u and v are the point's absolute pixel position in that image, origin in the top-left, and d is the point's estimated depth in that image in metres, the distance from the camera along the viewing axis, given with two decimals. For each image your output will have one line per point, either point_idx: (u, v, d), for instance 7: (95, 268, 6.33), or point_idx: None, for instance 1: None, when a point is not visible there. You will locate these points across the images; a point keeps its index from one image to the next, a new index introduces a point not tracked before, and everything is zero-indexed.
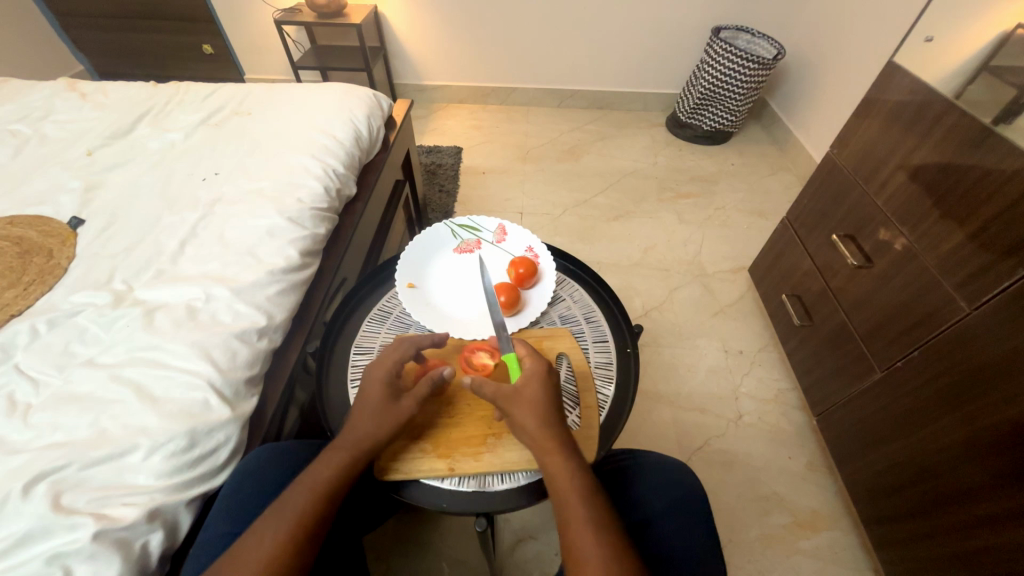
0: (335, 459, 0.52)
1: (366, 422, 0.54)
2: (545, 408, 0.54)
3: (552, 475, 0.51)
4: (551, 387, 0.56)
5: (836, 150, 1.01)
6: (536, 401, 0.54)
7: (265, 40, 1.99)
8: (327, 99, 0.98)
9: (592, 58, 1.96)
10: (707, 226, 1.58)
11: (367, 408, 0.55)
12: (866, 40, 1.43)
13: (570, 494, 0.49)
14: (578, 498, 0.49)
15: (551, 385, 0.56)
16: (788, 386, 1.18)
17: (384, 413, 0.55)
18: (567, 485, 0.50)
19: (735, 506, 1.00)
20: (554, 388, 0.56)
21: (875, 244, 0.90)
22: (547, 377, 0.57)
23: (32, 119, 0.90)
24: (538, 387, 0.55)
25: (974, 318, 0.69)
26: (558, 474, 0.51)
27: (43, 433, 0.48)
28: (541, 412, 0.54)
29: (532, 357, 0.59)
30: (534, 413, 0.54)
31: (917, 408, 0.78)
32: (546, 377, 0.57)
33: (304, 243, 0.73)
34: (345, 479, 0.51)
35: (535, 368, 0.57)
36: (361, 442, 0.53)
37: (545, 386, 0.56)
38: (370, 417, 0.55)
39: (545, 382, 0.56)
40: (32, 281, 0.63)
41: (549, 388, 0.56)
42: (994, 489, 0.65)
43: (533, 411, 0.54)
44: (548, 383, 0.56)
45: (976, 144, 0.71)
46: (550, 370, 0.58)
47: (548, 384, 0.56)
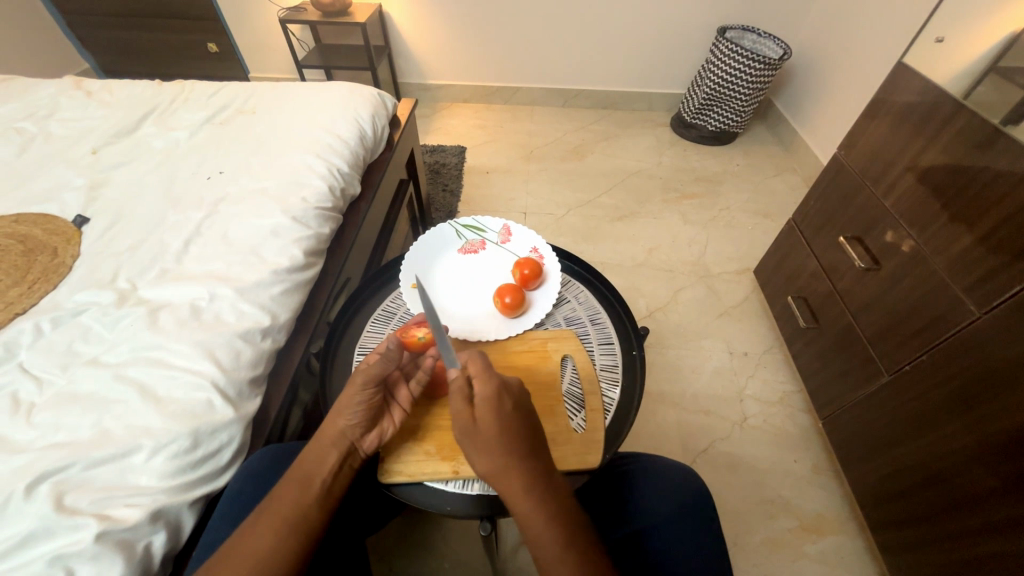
0: (317, 448, 0.53)
1: (342, 410, 0.54)
2: (498, 439, 0.49)
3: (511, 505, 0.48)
4: (504, 415, 0.50)
5: (843, 151, 1.00)
6: (487, 436, 0.49)
7: (270, 39, 1.99)
8: (332, 97, 0.97)
9: (596, 58, 1.95)
10: (712, 227, 1.57)
11: (342, 395, 0.55)
12: (873, 40, 1.42)
13: (535, 534, 0.46)
14: (544, 536, 0.46)
15: (502, 411, 0.50)
16: (793, 388, 1.18)
17: (351, 398, 0.54)
18: (532, 523, 0.47)
19: (739, 509, 0.99)
20: (508, 413, 0.50)
21: (882, 246, 0.89)
22: (497, 403, 0.51)
23: (37, 117, 0.90)
24: (488, 418, 0.50)
25: (983, 323, 0.68)
26: (516, 503, 0.47)
27: (46, 433, 0.48)
28: (494, 446, 0.49)
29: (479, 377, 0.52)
30: (486, 450, 0.49)
31: (926, 412, 0.77)
32: (496, 402, 0.51)
33: (308, 242, 0.73)
34: (331, 467, 0.52)
35: (483, 394, 0.51)
36: (338, 431, 0.53)
37: (495, 416, 0.50)
38: (344, 403, 0.54)
39: (495, 412, 0.50)
40: (37, 279, 0.63)
41: (501, 416, 0.50)
42: (1003, 496, 0.64)
43: (483, 442, 0.49)
44: (498, 409, 0.50)
45: (987, 146, 0.70)
46: (501, 391, 0.52)
47: (498, 411, 0.50)
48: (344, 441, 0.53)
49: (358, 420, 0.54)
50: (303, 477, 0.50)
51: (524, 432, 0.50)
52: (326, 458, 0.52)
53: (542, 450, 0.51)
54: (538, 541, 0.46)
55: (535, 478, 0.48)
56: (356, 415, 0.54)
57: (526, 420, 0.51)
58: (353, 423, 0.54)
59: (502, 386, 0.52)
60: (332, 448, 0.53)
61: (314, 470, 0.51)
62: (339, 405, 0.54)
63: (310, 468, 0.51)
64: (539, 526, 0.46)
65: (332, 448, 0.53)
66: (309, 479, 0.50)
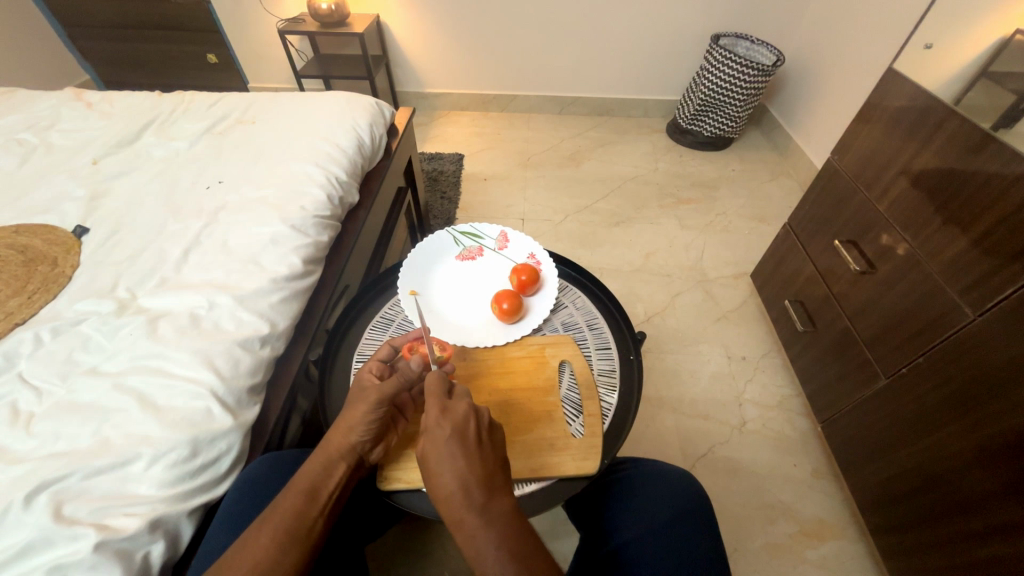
0: (324, 458, 0.53)
1: (351, 426, 0.54)
2: (438, 467, 0.49)
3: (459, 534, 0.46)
4: (443, 442, 0.50)
5: (837, 156, 1.02)
6: (430, 464, 0.50)
7: (269, 49, 2.01)
8: (331, 107, 0.98)
9: (592, 66, 1.98)
10: (708, 232, 1.58)
11: (351, 410, 0.55)
12: (864, 47, 1.44)
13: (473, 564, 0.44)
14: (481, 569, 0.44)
15: (442, 438, 0.50)
16: (792, 392, 1.18)
17: (360, 415, 0.54)
18: (471, 553, 0.45)
19: (739, 515, 0.99)
20: (448, 438, 0.50)
21: (876, 249, 0.90)
22: (437, 431, 0.51)
23: (38, 128, 0.91)
24: (429, 446, 0.51)
25: (979, 325, 0.69)
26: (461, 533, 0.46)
27: (44, 442, 0.48)
28: (435, 474, 0.49)
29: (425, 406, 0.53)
30: (431, 478, 0.50)
31: (925, 414, 0.77)
32: (438, 430, 0.51)
33: (307, 250, 0.73)
34: (338, 477, 0.52)
35: (429, 422, 0.52)
36: (348, 445, 0.54)
37: (434, 446, 0.50)
38: (355, 419, 0.54)
39: (435, 438, 0.51)
40: (36, 289, 0.63)
41: (439, 444, 0.50)
42: (1003, 498, 0.65)
43: (430, 473, 0.50)
44: (440, 436, 0.51)
45: (977, 151, 0.71)
46: (442, 417, 0.52)
47: (438, 439, 0.50)
48: (352, 455, 0.54)
49: (368, 434, 0.55)
50: (309, 487, 0.50)
51: (464, 458, 0.49)
52: (333, 471, 0.52)
53: (491, 476, 0.49)
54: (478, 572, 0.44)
55: (472, 506, 0.47)
56: (366, 431, 0.55)
57: (471, 448, 0.50)
58: (364, 438, 0.55)
59: (446, 410, 0.52)
60: (340, 460, 0.53)
61: (320, 480, 0.51)
62: (347, 420, 0.55)
63: (316, 479, 0.51)
64: (477, 557, 0.44)
65: (340, 461, 0.53)
66: (315, 491, 0.50)
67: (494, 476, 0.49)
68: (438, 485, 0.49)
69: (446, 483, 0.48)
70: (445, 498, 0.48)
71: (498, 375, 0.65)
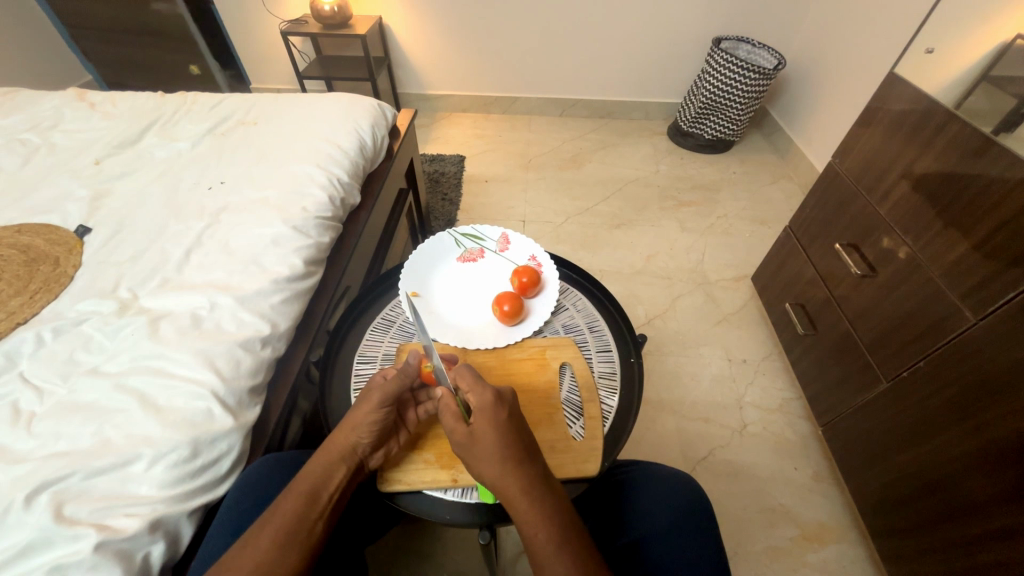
0: (325, 460, 0.53)
1: (355, 427, 0.54)
2: (496, 448, 0.50)
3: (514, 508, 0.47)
4: (502, 422, 0.51)
5: (838, 160, 1.02)
6: (485, 445, 0.50)
7: (271, 50, 2.02)
8: (334, 109, 0.99)
9: (594, 69, 1.98)
10: (709, 234, 1.58)
11: (356, 410, 0.55)
12: (865, 50, 1.45)
13: (533, 536, 0.46)
14: (544, 541, 0.45)
15: (497, 419, 0.51)
16: (792, 395, 1.18)
17: (363, 416, 0.54)
18: (528, 525, 0.46)
19: (740, 518, 0.99)
20: (504, 419, 0.52)
21: (878, 253, 0.90)
22: (494, 412, 0.52)
23: (41, 129, 0.91)
24: (483, 426, 0.51)
25: (979, 328, 0.69)
26: (519, 507, 0.47)
27: (45, 442, 0.48)
28: (491, 455, 0.50)
29: (475, 390, 0.54)
30: (487, 459, 0.50)
31: (927, 418, 0.77)
32: (492, 411, 0.52)
33: (308, 252, 0.73)
34: (337, 481, 0.52)
35: (483, 402, 0.52)
36: (350, 446, 0.54)
37: (490, 425, 0.51)
38: (357, 419, 0.54)
39: (491, 419, 0.51)
40: (38, 289, 0.63)
41: (497, 423, 0.51)
42: (1005, 503, 0.64)
43: (485, 452, 0.50)
44: (496, 417, 0.51)
45: (978, 154, 0.71)
46: (496, 399, 0.53)
47: (495, 419, 0.51)
48: (352, 458, 0.54)
49: (369, 438, 0.55)
50: (309, 489, 0.50)
51: (521, 439, 0.51)
52: (334, 473, 0.52)
53: (539, 458, 0.51)
54: (538, 546, 0.45)
55: (531, 482, 0.48)
56: (368, 433, 0.54)
57: (523, 430, 0.53)
58: (366, 441, 0.54)
59: (498, 394, 0.53)
60: (340, 462, 0.53)
61: (320, 483, 0.51)
62: (351, 421, 0.55)
63: (317, 482, 0.51)
64: (537, 528, 0.46)
65: (341, 463, 0.53)
66: (315, 492, 0.50)
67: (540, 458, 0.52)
68: (495, 463, 0.49)
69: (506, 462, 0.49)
70: (502, 475, 0.48)
71: (499, 377, 0.65)
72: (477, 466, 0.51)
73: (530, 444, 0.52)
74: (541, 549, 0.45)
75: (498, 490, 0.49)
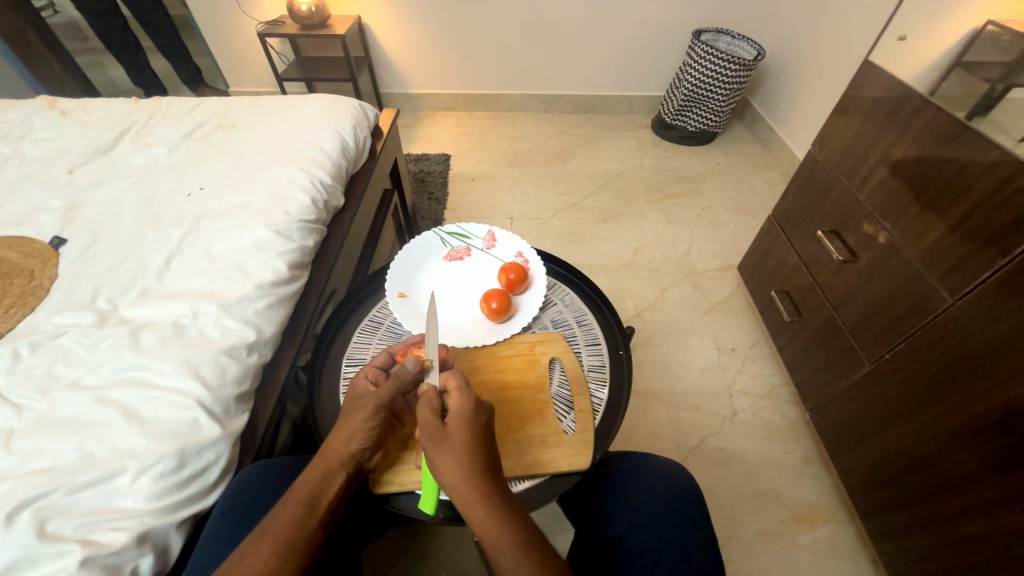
0: (323, 467, 0.52)
1: (352, 434, 0.53)
2: (466, 452, 0.50)
3: (473, 513, 0.47)
4: (477, 429, 0.52)
5: (817, 148, 1.03)
6: (456, 446, 0.50)
7: (249, 53, 1.99)
8: (313, 110, 0.97)
9: (577, 64, 1.98)
10: (695, 225, 1.60)
11: (350, 418, 0.54)
12: (840, 40, 1.47)
13: (493, 545, 0.46)
14: (501, 545, 0.45)
15: (476, 425, 0.52)
16: (780, 381, 1.20)
17: (360, 422, 0.53)
18: (487, 530, 0.46)
19: (733, 504, 1.00)
20: (480, 427, 0.52)
21: (859, 238, 0.92)
22: (471, 418, 0.52)
23: (10, 138, 0.89)
24: (458, 430, 0.51)
25: (957, 309, 0.71)
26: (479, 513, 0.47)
27: (26, 459, 0.47)
28: (461, 458, 0.49)
29: (458, 392, 0.54)
30: (455, 460, 0.49)
31: (909, 398, 0.79)
32: (473, 418, 0.52)
33: (292, 256, 0.72)
34: (337, 486, 0.52)
35: (462, 406, 0.53)
36: (349, 454, 0.53)
37: (466, 429, 0.51)
38: (354, 427, 0.53)
39: (468, 423, 0.51)
40: (13, 303, 0.61)
41: (473, 429, 0.51)
42: (985, 476, 0.66)
43: (455, 453, 0.50)
44: (473, 422, 0.52)
45: (951, 139, 0.73)
46: (477, 406, 0.53)
47: (472, 425, 0.52)
48: (353, 462, 0.53)
49: (368, 443, 0.54)
50: (308, 498, 0.49)
51: (488, 447, 0.52)
52: (332, 481, 0.52)
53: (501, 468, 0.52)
54: (496, 549, 0.45)
55: (494, 489, 0.49)
56: (365, 439, 0.54)
57: (493, 441, 0.53)
58: (364, 446, 0.54)
59: (483, 403, 0.54)
60: (339, 469, 0.53)
61: (318, 490, 0.50)
62: (346, 429, 0.54)
63: (315, 490, 0.50)
64: (496, 533, 0.46)
65: (340, 470, 0.52)
66: (314, 501, 0.50)
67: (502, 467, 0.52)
68: (463, 465, 0.49)
69: (474, 468, 0.49)
70: (470, 480, 0.48)
71: (489, 375, 0.65)
72: (440, 465, 0.50)
73: (494, 453, 0.52)
74: (499, 552, 0.45)
75: (461, 493, 0.48)
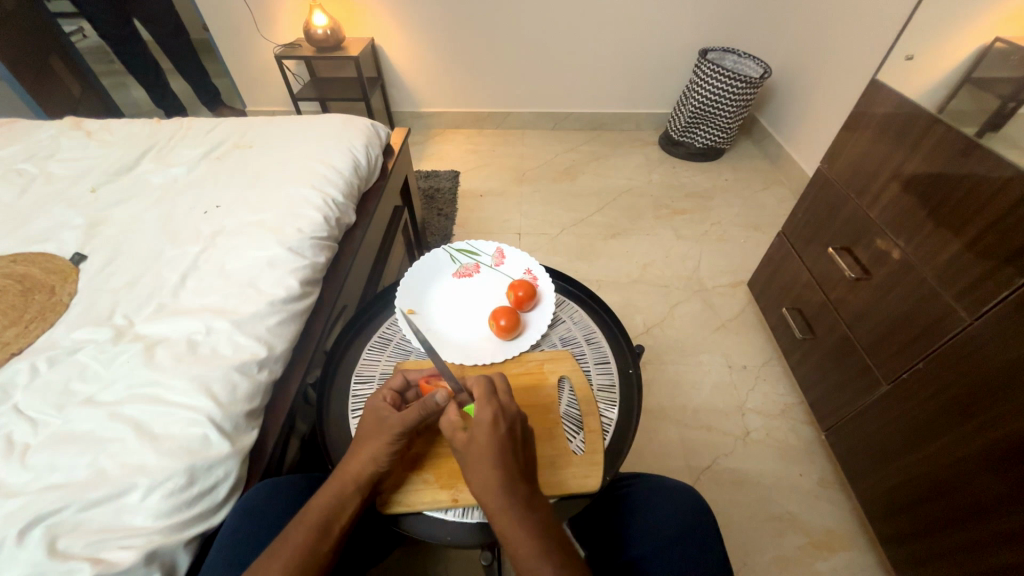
0: (338, 489, 0.52)
1: (372, 456, 0.54)
2: (488, 462, 0.50)
3: (496, 519, 0.48)
4: (495, 438, 0.51)
5: (827, 165, 1.03)
6: (477, 457, 0.51)
7: (266, 74, 2.05)
8: (328, 130, 1.00)
9: (584, 83, 2.02)
10: (704, 241, 1.60)
11: (372, 441, 0.55)
12: (847, 57, 1.48)
13: (518, 549, 0.47)
14: (521, 550, 0.47)
15: (495, 434, 0.51)
16: (794, 400, 1.17)
17: (382, 446, 0.54)
18: (509, 535, 0.48)
19: (748, 528, 0.97)
20: (500, 437, 0.51)
21: (872, 255, 0.91)
22: (491, 428, 0.52)
23: (37, 158, 0.92)
24: (478, 441, 0.51)
25: (975, 328, 0.69)
26: (503, 520, 0.48)
27: (40, 475, 0.47)
28: (483, 468, 0.50)
29: (481, 400, 0.54)
30: (478, 468, 0.50)
31: (929, 420, 0.76)
32: (493, 426, 0.52)
33: (304, 272, 0.73)
34: (351, 512, 0.51)
35: (481, 417, 0.52)
36: (367, 477, 0.53)
37: (485, 441, 0.51)
38: (374, 450, 0.54)
39: (488, 434, 0.51)
40: (33, 318, 0.63)
41: (493, 436, 0.51)
42: (1011, 503, 0.64)
43: (478, 463, 0.51)
44: (493, 433, 0.52)
45: (964, 156, 0.72)
46: (497, 415, 0.53)
47: (492, 432, 0.52)
48: (368, 486, 0.53)
49: (385, 466, 0.54)
50: (322, 521, 0.49)
51: (512, 454, 0.51)
52: (347, 503, 0.52)
53: (529, 475, 0.52)
54: (516, 554, 0.47)
55: (516, 498, 0.49)
56: (385, 462, 0.54)
57: (520, 448, 0.53)
58: (381, 469, 0.54)
59: (505, 410, 0.54)
60: (355, 492, 0.53)
61: (333, 514, 0.50)
62: (367, 450, 0.54)
63: (329, 513, 0.50)
64: (517, 538, 0.47)
65: (354, 493, 0.52)
66: (328, 524, 0.49)
67: (531, 472, 0.52)
68: (485, 475, 0.50)
69: (495, 478, 0.49)
70: (491, 490, 0.49)
71: None
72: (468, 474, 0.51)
73: (520, 460, 0.52)
74: (520, 557, 0.47)
75: (484, 501, 0.50)
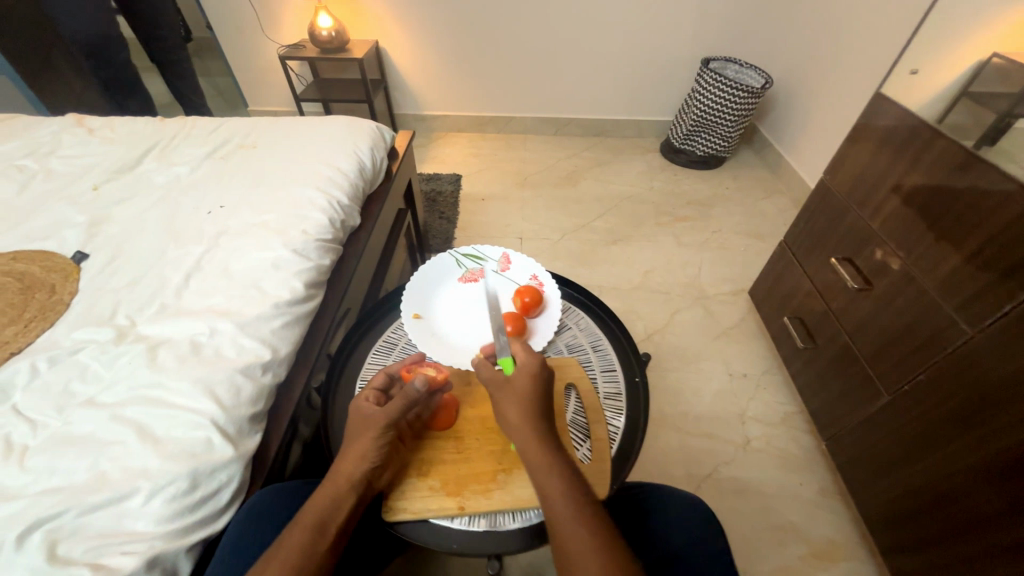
0: (333, 490, 0.52)
1: (360, 454, 0.54)
2: (531, 407, 0.55)
3: (535, 464, 0.52)
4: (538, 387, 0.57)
5: (829, 176, 1.04)
6: (521, 401, 0.56)
7: (269, 74, 2.05)
8: (333, 132, 1.00)
9: (587, 89, 2.03)
10: (705, 249, 1.60)
11: (360, 439, 0.54)
12: (848, 69, 1.49)
13: (551, 490, 0.50)
14: (557, 492, 0.50)
15: (539, 382, 0.57)
16: (795, 409, 1.17)
17: (370, 442, 0.54)
18: (547, 482, 0.51)
19: (749, 538, 0.97)
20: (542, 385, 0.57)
21: (873, 266, 0.91)
22: (535, 378, 0.57)
23: (39, 154, 0.91)
24: (525, 387, 0.56)
25: (978, 341, 0.69)
26: (541, 469, 0.51)
27: (39, 478, 0.46)
28: (525, 413, 0.55)
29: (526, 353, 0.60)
30: (520, 415, 0.55)
31: (931, 431, 0.77)
32: (536, 373, 0.58)
33: (308, 275, 0.73)
34: (346, 510, 0.51)
35: (528, 365, 0.58)
36: (359, 476, 0.53)
37: (531, 387, 0.56)
38: (362, 447, 0.54)
39: (534, 380, 0.57)
40: (33, 317, 0.62)
41: (537, 384, 0.57)
42: (1013, 515, 0.64)
43: (522, 406, 0.55)
44: (538, 380, 0.57)
45: (964, 170, 0.73)
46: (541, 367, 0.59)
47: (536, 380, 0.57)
48: (361, 483, 0.53)
49: (377, 463, 0.54)
50: (317, 522, 0.49)
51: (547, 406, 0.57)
52: (342, 504, 0.51)
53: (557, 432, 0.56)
54: (554, 499, 0.49)
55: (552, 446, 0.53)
56: (375, 458, 0.54)
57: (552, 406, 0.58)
58: (373, 466, 0.54)
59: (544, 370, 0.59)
60: (349, 492, 0.52)
61: (329, 514, 0.50)
62: (355, 449, 0.54)
63: (324, 513, 0.50)
64: (554, 485, 0.50)
65: (349, 492, 0.52)
66: (325, 522, 0.49)
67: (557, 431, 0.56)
68: (527, 418, 0.54)
69: (537, 423, 0.54)
70: (533, 433, 0.53)
71: None
72: (507, 418, 0.55)
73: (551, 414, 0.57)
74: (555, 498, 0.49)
75: (525, 446, 0.53)
